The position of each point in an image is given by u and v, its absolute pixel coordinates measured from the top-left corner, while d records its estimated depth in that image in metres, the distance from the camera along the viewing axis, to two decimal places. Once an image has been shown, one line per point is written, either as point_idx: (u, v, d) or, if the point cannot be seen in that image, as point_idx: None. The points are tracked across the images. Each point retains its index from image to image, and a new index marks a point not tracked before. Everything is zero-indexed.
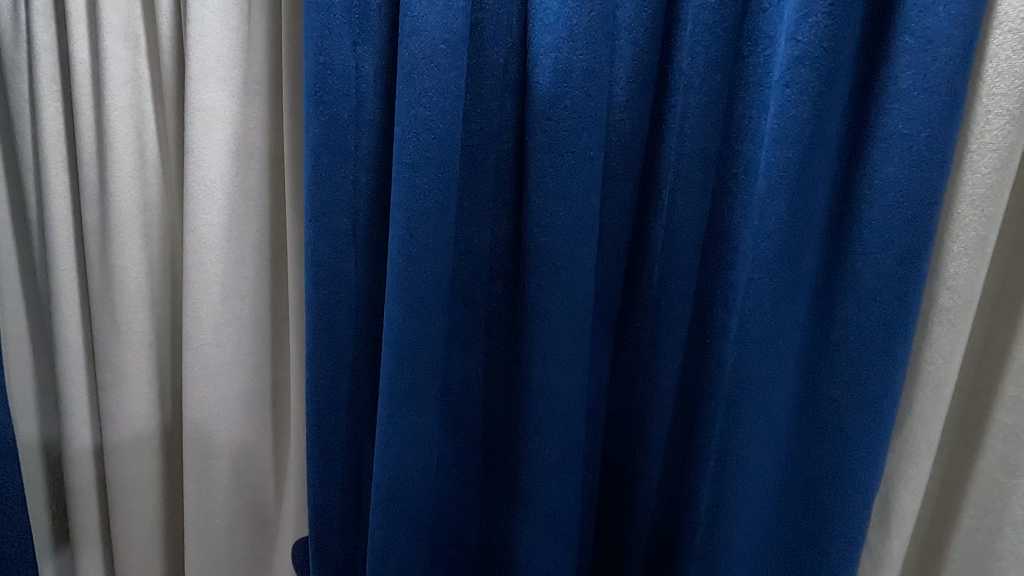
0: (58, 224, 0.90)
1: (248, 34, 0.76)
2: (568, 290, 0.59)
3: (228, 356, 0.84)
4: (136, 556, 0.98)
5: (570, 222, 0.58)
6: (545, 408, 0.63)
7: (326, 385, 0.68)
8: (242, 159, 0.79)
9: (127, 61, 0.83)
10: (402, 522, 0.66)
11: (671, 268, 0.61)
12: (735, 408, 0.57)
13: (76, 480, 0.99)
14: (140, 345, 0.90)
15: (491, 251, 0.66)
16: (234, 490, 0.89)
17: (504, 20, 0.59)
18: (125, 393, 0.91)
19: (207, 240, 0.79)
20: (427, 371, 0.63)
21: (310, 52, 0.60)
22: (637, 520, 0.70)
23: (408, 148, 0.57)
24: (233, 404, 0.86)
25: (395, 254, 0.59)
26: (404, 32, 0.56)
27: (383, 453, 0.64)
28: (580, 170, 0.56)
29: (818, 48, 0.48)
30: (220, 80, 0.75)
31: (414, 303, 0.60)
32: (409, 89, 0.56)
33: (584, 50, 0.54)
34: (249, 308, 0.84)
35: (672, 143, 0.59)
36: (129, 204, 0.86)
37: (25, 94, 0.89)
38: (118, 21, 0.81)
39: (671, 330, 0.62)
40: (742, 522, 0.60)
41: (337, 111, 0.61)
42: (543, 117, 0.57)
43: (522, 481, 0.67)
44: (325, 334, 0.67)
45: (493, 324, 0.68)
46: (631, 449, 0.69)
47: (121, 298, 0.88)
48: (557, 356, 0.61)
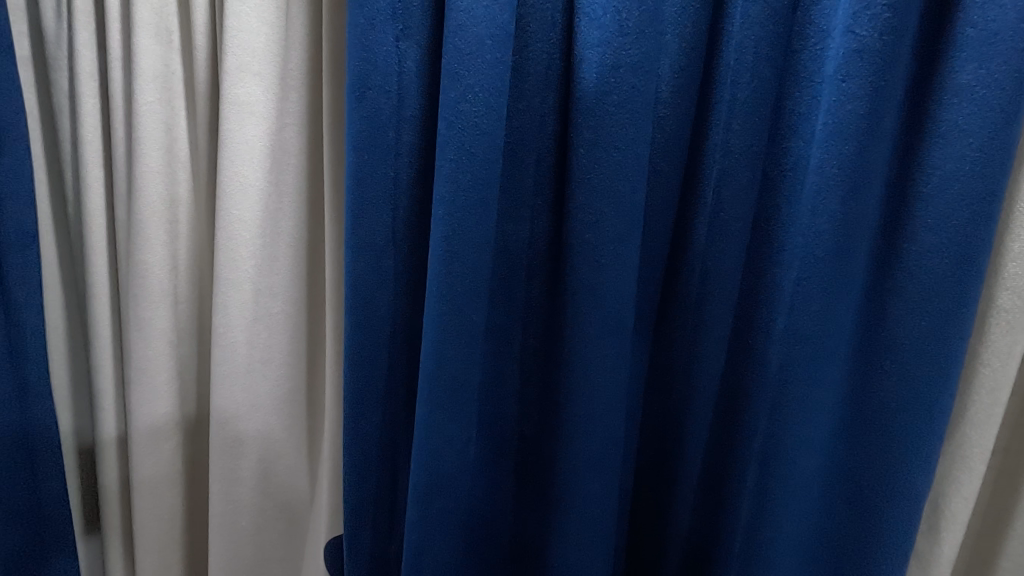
0: (93, 219, 0.91)
1: (285, 30, 0.76)
2: (610, 289, 0.59)
3: (259, 352, 0.85)
4: (154, 555, 0.99)
5: (613, 221, 0.57)
6: (584, 407, 0.63)
7: (363, 381, 0.68)
8: (277, 155, 0.80)
9: (159, 56, 0.83)
10: (439, 519, 0.67)
11: (715, 267, 0.60)
12: (781, 410, 0.56)
13: (105, 472, 1.00)
14: (161, 342, 0.90)
15: (531, 248, 0.66)
16: (264, 484, 0.90)
17: (548, 14, 0.59)
18: (142, 391, 0.91)
19: (241, 235, 0.80)
20: (466, 368, 0.63)
21: (352, 48, 0.60)
22: (674, 521, 0.69)
23: (453, 145, 0.57)
24: (266, 399, 0.87)
25: (438, 251, 0.59)
26: (450, 27, 0.55)
27: (421, 451, 0.64)
28: (625, 167, 0.56)
29: (876, 41, 0.47)
30: (255, 75, 0.76)
31: (456, 300, 0.60)
32: (454, 85, 0.56)
33: (632, 45, 0.54)
34: (281, 306, 0.85)
35: (717, 140, 0.58)
36: (155, 199, 0.86)
37: (66, 91, 0.90)
38: (149, 16, 0.81)
39: (712, 329, 0.62)
40: (786, 525, 0.59)
41: (379, 107, 0.62)
42: (589, 113, 0.56)
43: (560, 480, 0.67)
44: (362, 331, 0.67)
45: (530, 321, 0.68)
46: (668, 450, 0.69)
47: (144, 295, 0.88)
48: (598, 356, 0.61)
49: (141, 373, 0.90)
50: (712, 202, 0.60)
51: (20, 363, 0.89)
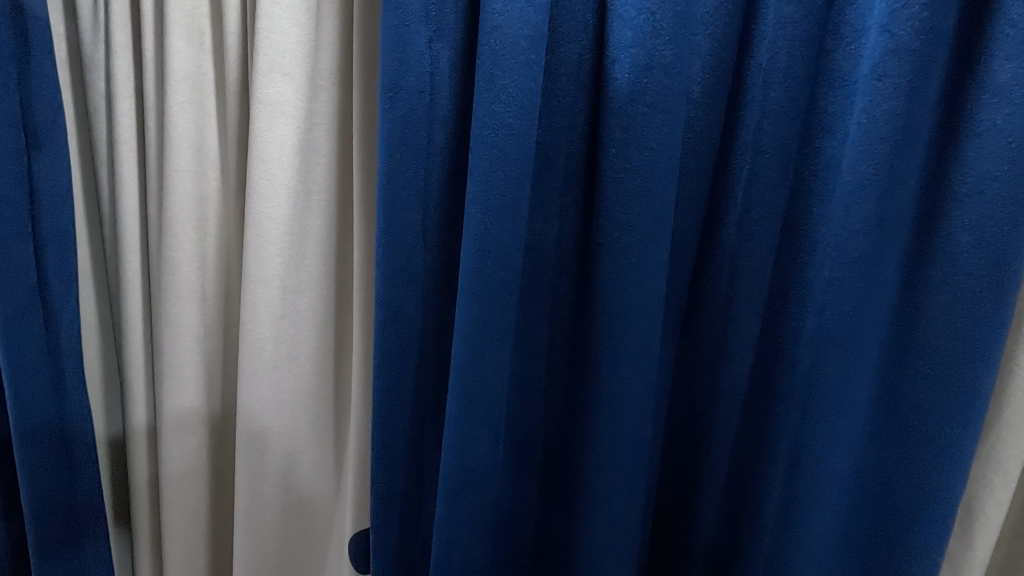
0: (128, 216, 0.94)
1: (316, 30, 0.77)
2: (640, 289, 0.59)
3: (289, 347, 0.86)
4: (182, 547, 1.01)
5: (644, 219, 0.58)
6: (612, 407, 0.63)
7: (393, 377, 0.69)
8: (305, 153, 0.81)
9: (190, 57, 0.85)
10: (467, 513, 0.68)
11: (744, 266, 0.61)
12: (812, 409, 0.56)
13: (136, 464, 1.03)
14: (189, 337, 0.92)
15: (559, 247, 0.66)
16: (289, 479, 0.91)
17: (580, 15, 0.59)
18: (173, 385, 0.93)
19: (269, 233, 0.81)
20: (495, 366, 0.64)
21: (386, 49, 0.61)
22: (699, 519, 0.70)
23: (486, 144, 0.58)
24: (294, 394, 0.88)
25: (470, 249, 0.60)
26: (485, 28, 0.56)
27: (451, 446, 0.65)
28: (657, 166, 0.56)
29: (913, 41, 0.47)
30: (286, 75, 0.76)
31: (487, 298, 0.61)
32: (488, 86, 0.57)
33: (666, 45, 0.54)
34: (309, 302, 0.86)
35: (748, 138, 0.59)
36: (184, 197, 0.88)
37: (102, 92, 0.93)
38: (183, 18, 0.84)
39: (741, 329, 0.62)
40: (817, 527, 0.59)
41: (412, 107, 0.63)
42: (621, 113, 0.57)
43: (587, 478, 0.67)
44: (391, 328, 0.68)
45: (557, 319, 0.69)
46: (695, 450, 0.69)
47: (173, 290, 0.90)
48: (627, 355, 0.61)
49: (171, 367, 0.93)
50: (742, 201, 0.60)
51: (57, 358, 0.91)
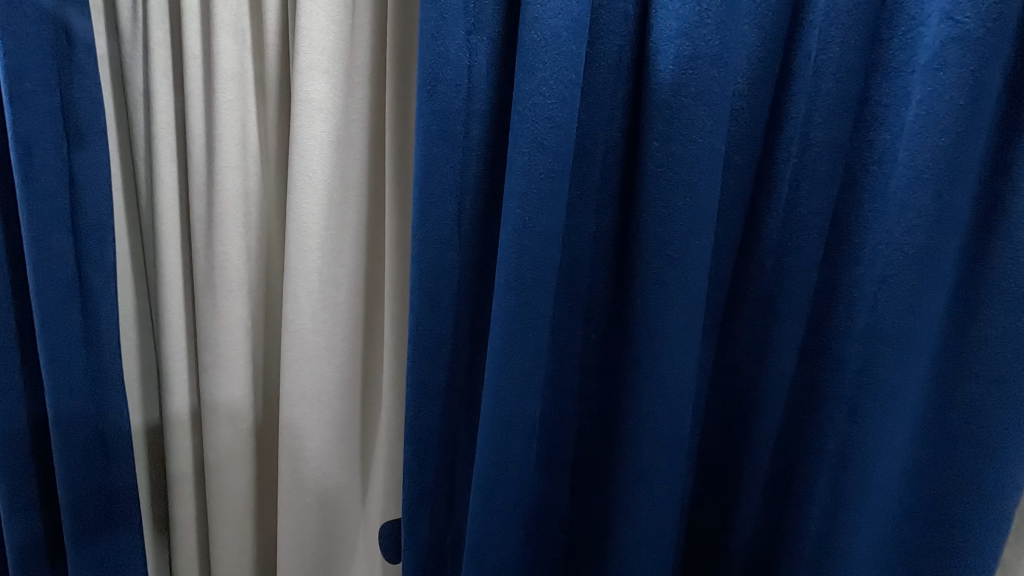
0: (167, 211, 0.96)
1: (354, 25, 0.77)
2: (682, 286, 0.58)
3: (324, 341, 0.87)
4: (229, 529, 1.04)
5: (686, 214, 0.56)
6: (653, 405, 0.62)
7: (426, 372, 0.69)
8: (343, 150, 0.81)
9: (235, 56, 0.88)
10: (502, 509, 0.67)
11: (789, 263, 0.60)
12: (862, 411, 0.56)
13: (177, 448, 1.05)
14: (239, 330, 0.96)
15: (596, 242, 0.66)
16: (324, 471, 0.92)
17: (621, 6, 0.58)
18: (223, 373, 0.97)
19: (309, 229, 0.82)
20: (532, 363, 0.63)
21: (424, 42, 0.61)
22: (739, 517, 0.70)
23: (525, 138, 0.57)
24: (328, 387, 0.89)
25: (508, 244, 0.60)
26: (526, 20, 0.55)
27: (485, 443, 0.65)
28: (701, 161, 0.55)
29: (979, 29, 0.45)
30: (324, 73, 0.77)
31: (525, 294, 0.61)
32: (529, 78, 0.56)
33: (712, 35, 0.53)
34: (346, 296, 0.87)
35: (795, 131, 0.58)
36: (234, 193, 0.91)
37: (141, 88, 0.94)
38: (229, 18, 0.86)
39: (784, 327, 0.61)
40: (865, 529, 0.58)
41: (449, 101, 0.62)
42: (665, 107, 0.56)
43: (622, 477, 0.66)
44: (425, 323, 0.68)
45: (593, 315, 0.68)
46: (734, 448, 0.69)
47: (223, 282, 0.94)
48: (667, 352, 0.60)
49: (220, 358, 0.96)
50: (787, 195, 0.59)
51: (94, 349, 0.93)
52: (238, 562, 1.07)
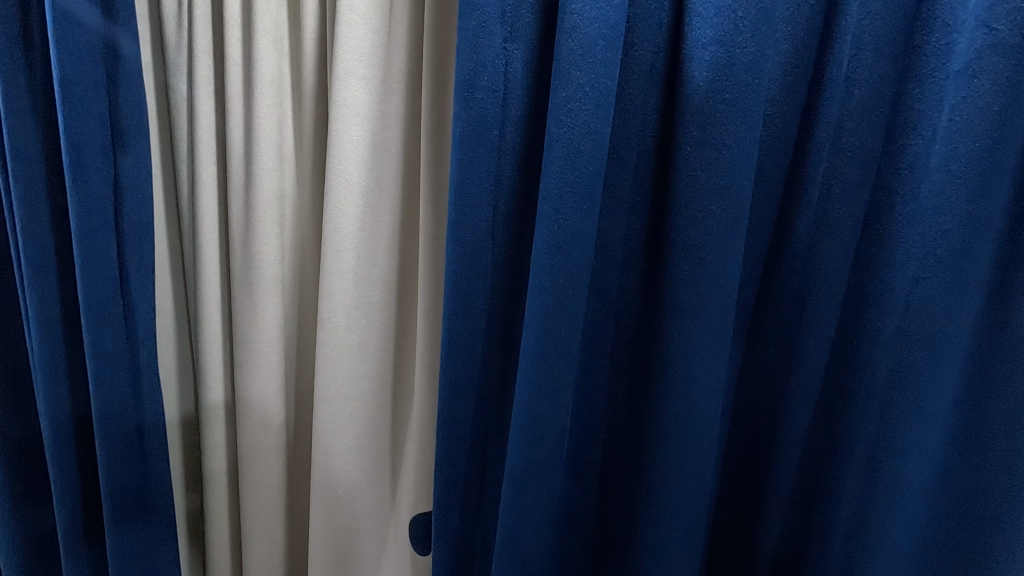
0: (207, 211, 1.00)
1: (390, 32, 0.80)
2: (714, 287, 0.59)
3: (357, 339, 0.90)
4: (262, 522, 1.07)
5: (719, 217, 0.58)
6: (683, 405, 0.63)
7: (459, 370, 0.71)
8: (379, 154, 0.84)
9: (274, 62, 0.91)
10: (532, 504, 0.69)
11: (820, 266, 0.61)
12: (892, 410, 0.57)
13: (212, 441, 1.09)
14: (273, 326, 0.99)
15: (627, 244, 0.67)
16: (356, 465, 0.94)
17: (655, 15, 0.60)
18: (259, 369, 1.00)
19: (344, 230, 0.85)
20: (564, 360, 0.65)
21: (462, 50, 0.63)
22: (767, 516, 0.71)
23: (561, 143, 0.59)
24: (361, 384, 0.92)
25: (543, 245, 0.62)
26: (563, 30, 0.57)
27: (518, 439, 0.67)
28: (734, 164, 0.56)
29: (1017, 36, 0.46)
30: (361, 79, 0.80)
31: (559, 293, 0.62)
32: (565, 85, 0.58)
33: (746, 43, 0.54)
34: (380, 295, 0.89)
35: (827, 136, 0.59)
36: (270, 195, 0.94)
37: (183, 94, 0.98)
38: (269, 25, 0.89)
39: (814, 329, 0.62)
40: (897, 527, 0.59)
41: (486, 106, 0.64)
42: (698, 112, 0.57)
43: (653, 475, 0.68)
44: (459, 322, 0.70)
45: (624, 316, 0.70)
46: (762, 449, 0.70)
47: (260, 281, 0.97)
48: (697, 352, 0.61)
49: (256, 354, 1.00)
50: (819, 197, 0.60)
51: (137, 345, 0.97)
52: (270, 554, 1.10)
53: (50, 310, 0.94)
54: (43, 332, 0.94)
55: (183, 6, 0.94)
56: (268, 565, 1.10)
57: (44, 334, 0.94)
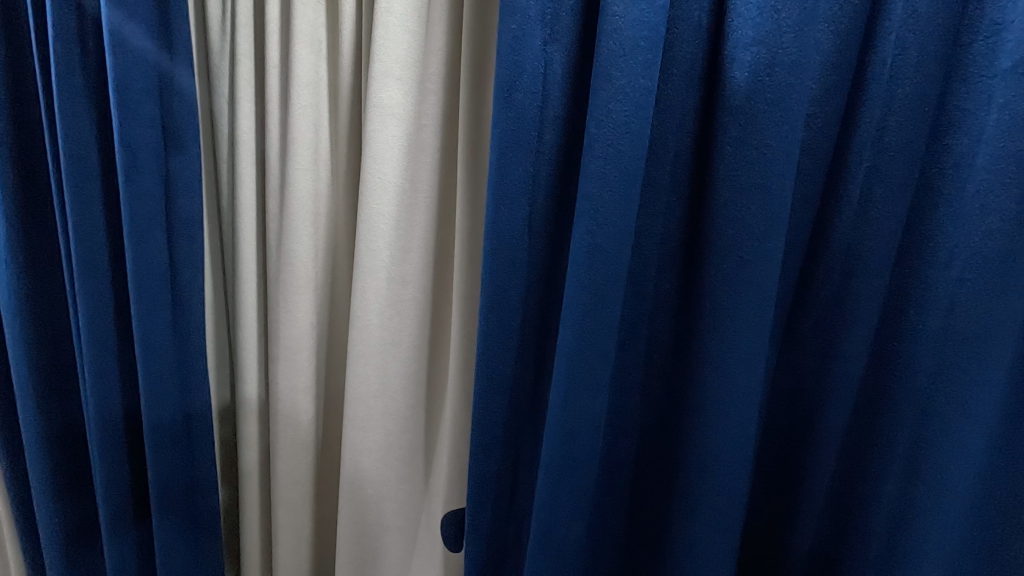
0: (245, 210, 1.03)
1: (428, 35, 0.82)
2: (752, 286, 0.59)
3: (390, 336, 0.92)
4: (291, 515, 1.10)
5: (760, 216, 0.58)
6: (718, 405, 0.63)
7: (495, 366, 0.73)
8: (414, 153, 0.86)
9: (311, 64, 0.94)
10: (566, 500, 0.70)
11: (861, 265, 0.62)
12: (933, 411, 0.58)
13: (246, 435, 1.12)
14: (306, 324, 1.01)
15: (663, 245, 0.68)
16: (382, 462, 0.96)
17: (695, 16, 0.60)
18: (290, 366, 1.03)
19: (381, 229, 0.87)
20: (601, 357, 0.66)
21: (503, 52, 0.64)
22: (800, 518, 0.71)
23: (601, 142, 0.60)
24: (396, 380, 0.94)
25: (582, 243, 0.62)
26: (604, 31, 0.58)
27: (553, 435, 0.68)
28: (775, 164, 0.56)
29: None
30: (398, 80, 0.82)
31: (597, 292, 0.63)
32: (606, 86, 0.59)
33: (789, 43, 0.55)
34: (413, 293, 0.91)
35: (869, 136, 0.59)
36: (304, 194, 0.97)
37: (226, 96, 1.02)
38: (307, 28, 0.92)
39: (853, 328, 0.63)
40: (936, 532, 0.59)
41: (525, 107, 0.65)
42: (738, 113, 0.58)
43: (688, 474, 0.68)
44: (496, 319, 0.71)
45: (659, 315, 0.70)
46: (796, 449, 0.71)
47: (294, 279, 0.99)
48: (734, 351, 0.61)
49: (283, 350, 1.02)
50: (858, 199, 0.61)
51: (181, 338, 1.01)
52: (299, 548, 1.12)
53: (100, 306, 0.98)
54: (94, 326, 0.98)
55: (227, 11, 0.98)
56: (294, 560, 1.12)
57: (94, 327, 0.98)
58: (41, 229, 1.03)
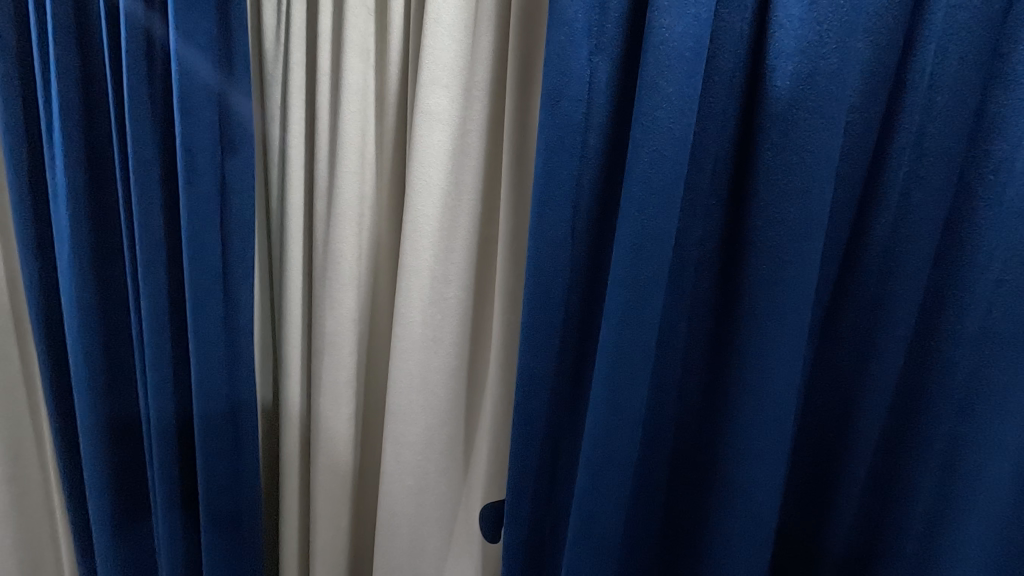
0: (295, 211, 1.08)
1: (475, 45, 0.86)
2: (791, 286, 0.61)
3: (431, 333, 0.95)
4: (329, 506, 1.13)
5: (801, 218, 0.60)
6: (756, 402, 0.65)
7: (537, 362, 0.76)
8: (458, 157, 0.90)
9: (360, 73, 0.99)
10: (604, 493, 0.73)
11: (898, 267, 0.64)
12: (973, 406, 0.60)
13: (290, 427, 1.17)
14: (348, 321, 1.06)
15: (702, 246, 0.71)
16: (422, 455, 1.00)
17: (737, 26, 0.63)
18: (333, 361, 1.07)
19: (424, 229, 0.91)
20: (642, 354, 0.68)
21: (551, 63, 0.67)
22: (836, 516, 0.73)
23: (645, 148, 0.63)
24: (437, 376, 0.97)
25: (625, 245, 0.65)
26: (651, 43, 0.61)
27: (593, 428, 0.71)
28: (816, 168, 0.59)
29: None
30: (444, 87, 0.86)
31: (639, 291, 0.66)
32: (651, 94, 0.62)
33: (831, 53, 0.57)
34: (455, 292, 0.95)
35: (908, 141, 0.61)
36: (350, 196, 1.01)
37: (277, 103, 1.07)
38: (357, 39, 0.97)
39: (891, 328, 0.65)
40: (974, 523, 0.61)
41: (571, 115, 0.68)
42: (780, 119, 0.60)
43: (725, 470, 0.70)
44: (538, 315, 0.74)
45: (697, 315, 0.73)
46: (833, 447, 0.73)
47: (339, 277, 1.04)
48: (773, 349, 0.63)
49: (330, 345, 1.06)
50: (897, 203, 0.63)
51: (233, 332, 1.06)
52: (336, 539, 1.16)
53: (158, 299, 1.04)
54: (153, 319, 1.04)
55: (281, 24, 1.03)
56: (331, 550, 1.16)
57: (153, 320, 1.04)
58: (104, 226, 1.10)
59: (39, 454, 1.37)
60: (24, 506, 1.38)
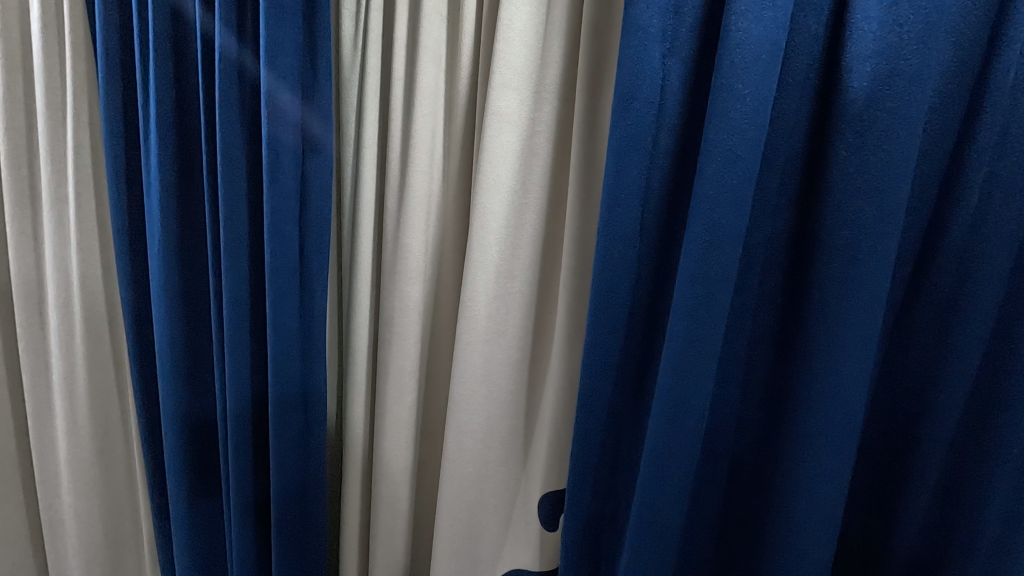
0: (366, 207, 1.14)
1: (545, 50, 0.89)
2: (864, 282, 0.62)
3: (495, 326, 0.99)
4: (389, 489, 1.18)
5: (876, 217, 0.60)
6: (824, 397, 0.66)
7: (601, 357, 0.78)
8: (527, 157, 0.93)
9: (433, 76, 1.04)
10: (666, 483, 0.74)
11: (976, 267, 0.63)
12: None
13: (355, 411, 1.23)
14: (413, 313, 1.10)
15: (771, 243, 0.72)
16: (484, 443, 1.03)
17: (812, 30, 0.64)
18: (399, 350, 1.11)
19: (492, 224, 0.94)
20: (708, 348, 0.70)
21: (624, 66, 0.70)
22: (904, 517, 0.73)
23: (717, 148, 0.65)
24: (499, 368, 1.01)
25: (694, 242, 0.67)
26: (727, 45, 0.63)
27: (659, 418, 0.73)
28: (893, 164, 0.59)
29: None
30: (516, 90, 0.90)
31: (707, 288, 0.68)
32: (725, 95, 0.64)
33: (911, 53, 0.57)
34: (519, 287, 0.98)
35: (989, 141, 0.61)
36: (420, 194, 1.06)
37: (353, 106, 1.13)
38: (431, 45, 1.02)
39: (968, 329, 0.65)
40: None
41: (643, 116, 0.71)
42: (856, 118, 0.61)
43: (790, 466, 0.71)
44: (603, 311, 0.77)
45: (763, 310, 0.74)
46: (902, 447, 0.73)
47: (405, 270, 1.08)
48: (843, 345, 0.64)
49: (395, 335, 1.11)
50: (976, 203, 0.63)
51: (308, 322, 1.13)
52: (395, 523, 1.20)
53: (239, 289, 1.12)
54: (235, 308, 1.12)
55: (359, 32, 1.09)
56: (392, 532, 1.21)
57: (235, 309, 1.12)
58: (190, 222, 1.19)
59: (124, 431, 1.49)
60: (109, 479, 1.49)
